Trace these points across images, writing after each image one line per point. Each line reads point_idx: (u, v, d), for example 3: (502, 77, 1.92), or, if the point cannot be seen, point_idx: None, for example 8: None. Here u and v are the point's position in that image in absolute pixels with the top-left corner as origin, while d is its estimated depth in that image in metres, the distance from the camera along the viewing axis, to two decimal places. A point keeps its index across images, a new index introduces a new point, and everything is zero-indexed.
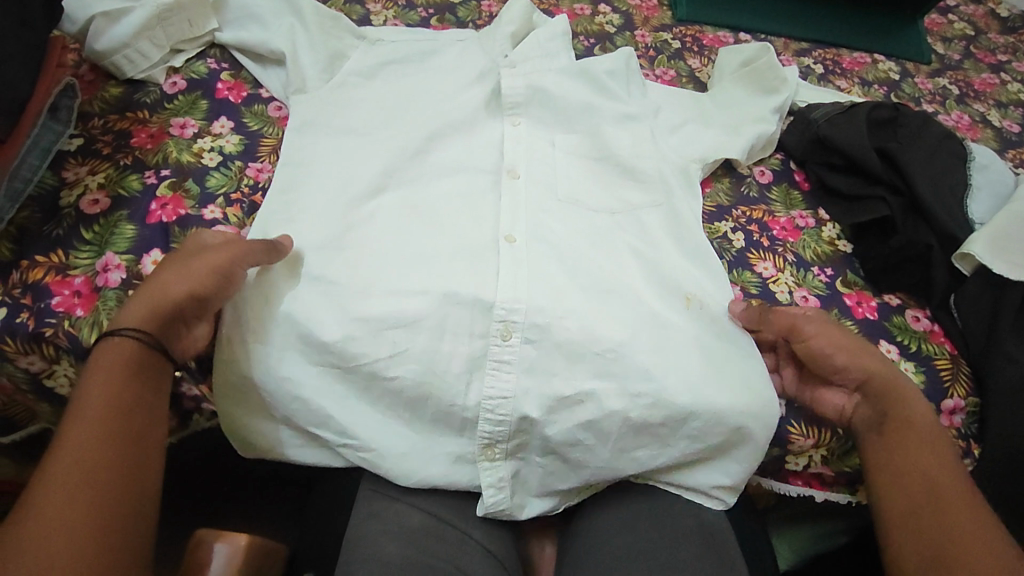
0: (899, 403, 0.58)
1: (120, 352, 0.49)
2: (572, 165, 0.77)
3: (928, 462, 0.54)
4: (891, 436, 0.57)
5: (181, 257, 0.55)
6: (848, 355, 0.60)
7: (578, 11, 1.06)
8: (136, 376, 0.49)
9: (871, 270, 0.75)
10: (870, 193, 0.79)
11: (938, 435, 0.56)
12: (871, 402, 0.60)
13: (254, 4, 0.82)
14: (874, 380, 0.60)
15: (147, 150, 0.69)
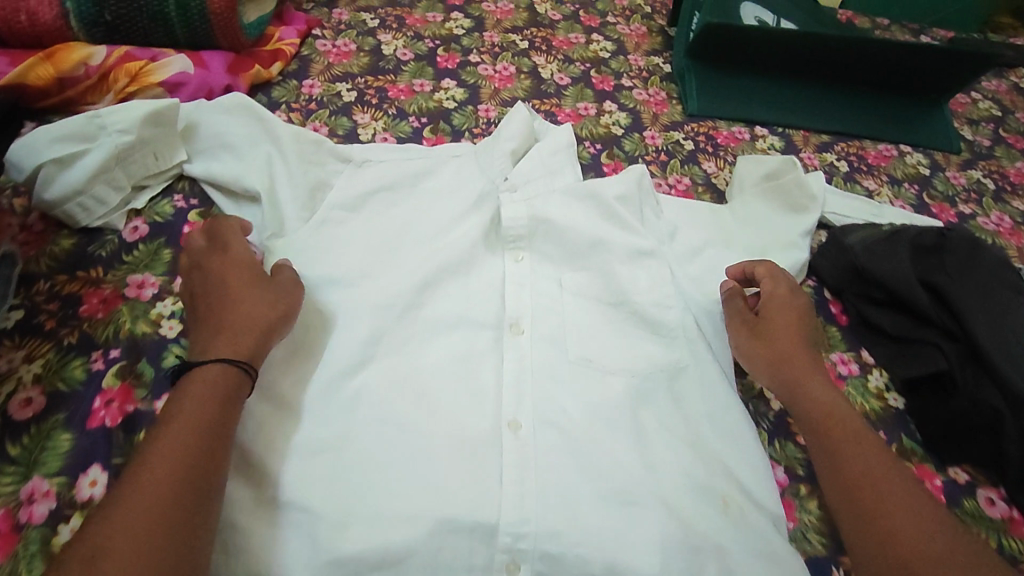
0: (812, 391, 0.61)
1: (217, 370, 0.50)
2: (583, 317, 0.68)
3: (852, 452, 0.56)
4: (818, 432, 0.59)
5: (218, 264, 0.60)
6: (759, 344, 0.66)
7: (582, 112, 1.00)
8: (230, 405, 0.49)
9: (931, 438, 0.66)
10: (921, 336, 0.70)
11: (852, 420, 0.59)
12: (783, 392, 0.63)
13: (228, 132, 0.74)
14: (786, 366, 0.63)
15: (97, 321, 0.60)
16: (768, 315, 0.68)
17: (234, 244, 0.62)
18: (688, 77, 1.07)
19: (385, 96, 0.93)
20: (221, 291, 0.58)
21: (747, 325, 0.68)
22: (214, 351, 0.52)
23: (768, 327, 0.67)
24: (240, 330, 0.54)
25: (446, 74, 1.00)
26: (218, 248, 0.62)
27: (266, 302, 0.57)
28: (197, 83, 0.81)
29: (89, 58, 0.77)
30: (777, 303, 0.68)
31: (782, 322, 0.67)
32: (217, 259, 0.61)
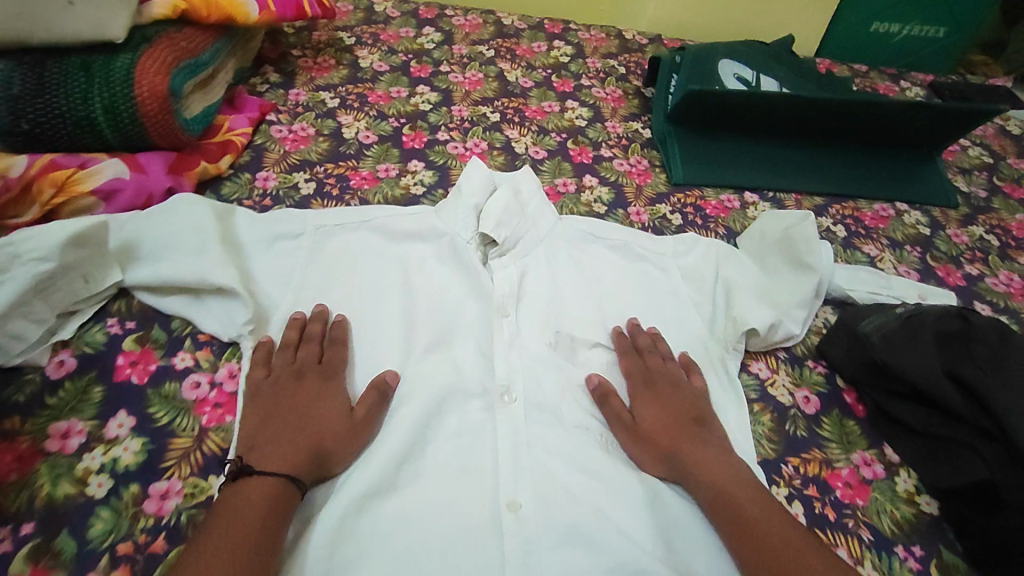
0: (703, 463, 0.60)
1: (272, 483, 0.53)
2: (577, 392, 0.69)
3: (756, 519, 0.55)
4: (716, 510, 0.57)
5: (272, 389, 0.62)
6: (653, 425, 0.65)
7: (561, 189, 0.93)
8: (277, 510, 0.52)
9: (973, 551, 0.60)
10: (950, 436, 0.63)
11: (750, 491, 0.58)
12: (673, 466, 0.62)
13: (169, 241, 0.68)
14: (677, 446, 0.62)
15: (9, 485, 0.53)
16: (644, 403, 0.67)
17: (309, 352, 0.65)
18: (668, 144, 1.02)
19: (347, 186, 0.86)
20: (291, 401, 0.61)
21: (646, 393, 0.68)
22: (273, 462, 0.55)
23: (661, 417, 0.65)
24: (292, 446, 0.57)
25: (413, 155, 0.94)
26: (291, 356, 0.65)
27: (321, 430, 0.59)
28: (134, 188, 0.73)
29: (7, 169, 0.69)
30: (667, 386, 0.68)
31: (665, 422, 0.65)
32: (291, 370, 0.64)
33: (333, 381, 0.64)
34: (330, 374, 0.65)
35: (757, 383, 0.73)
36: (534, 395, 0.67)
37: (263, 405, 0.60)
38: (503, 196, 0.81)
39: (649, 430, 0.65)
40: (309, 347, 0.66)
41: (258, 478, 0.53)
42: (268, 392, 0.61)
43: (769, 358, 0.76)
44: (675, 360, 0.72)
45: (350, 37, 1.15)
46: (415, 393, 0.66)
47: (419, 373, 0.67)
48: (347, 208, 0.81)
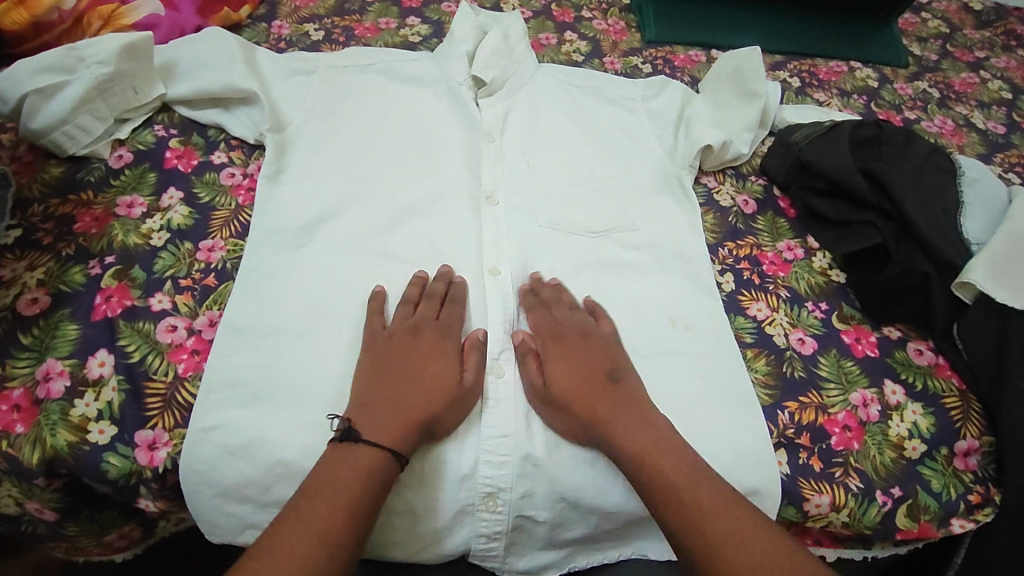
0: (622, 429, 0.57)
1: (367, 452, 0.52)
2: (551, 194, 0.80)
3: (694, 501, 0.52)
4: (639, 469, 0.55)
5: (380, 372, 0.58)
6: (559, 368, 0.61)
7: (543, 41, 1.04)
8: (384, 465, 0.53)
9: (868, 302, 0.71)
10: (859, 218, 0.76)
11: (677, 464, 0.54)
12: (590, 428, 0.58)
13: (204, 60, 0.80)
14: (603, 406, 0.58)
15: (91, 235, 0.65)
16: (558, 346, 0.62)
17: (427, 309, 0.63)
18: (644, 7, 1.12)
19: (352, 34, 0.98)
20: (400, 365, 0.59)
21: (552, 348, 0.63)
22: (373, 429, 0.54)
23: (575, 377, 0.60)
24: (410, 408, 0.56)
25: (411, 13, 1.04)
26: (410, 312, 0.63)
27: (437, 396, 0.57)
28: (169, 25, 0.85)
29: (62, 2, 0.80)
30: (575, 340, 0.63)
31: (574, 381, 0.60)
32: (409, 325, 0.61)
33: (451, 340, 0.62)
34: (448, 331, 0.62)
35: (705, 192, 0.85)
36: (515, 196, 0.78)
37: (383, 362, 0.59)
38: (491, 39, 0.92)
39: (571, 379, 0.60)
40: (429, 302, 0.64)
41: (353, 445, 0.53)
42: (383, 350, 0.60)
43: (717, 175, 0.87)
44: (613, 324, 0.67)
45: None
46: (409, 184, 0.77)
47: (414, 172, 0.79)
48: (355, 51, 0.92)
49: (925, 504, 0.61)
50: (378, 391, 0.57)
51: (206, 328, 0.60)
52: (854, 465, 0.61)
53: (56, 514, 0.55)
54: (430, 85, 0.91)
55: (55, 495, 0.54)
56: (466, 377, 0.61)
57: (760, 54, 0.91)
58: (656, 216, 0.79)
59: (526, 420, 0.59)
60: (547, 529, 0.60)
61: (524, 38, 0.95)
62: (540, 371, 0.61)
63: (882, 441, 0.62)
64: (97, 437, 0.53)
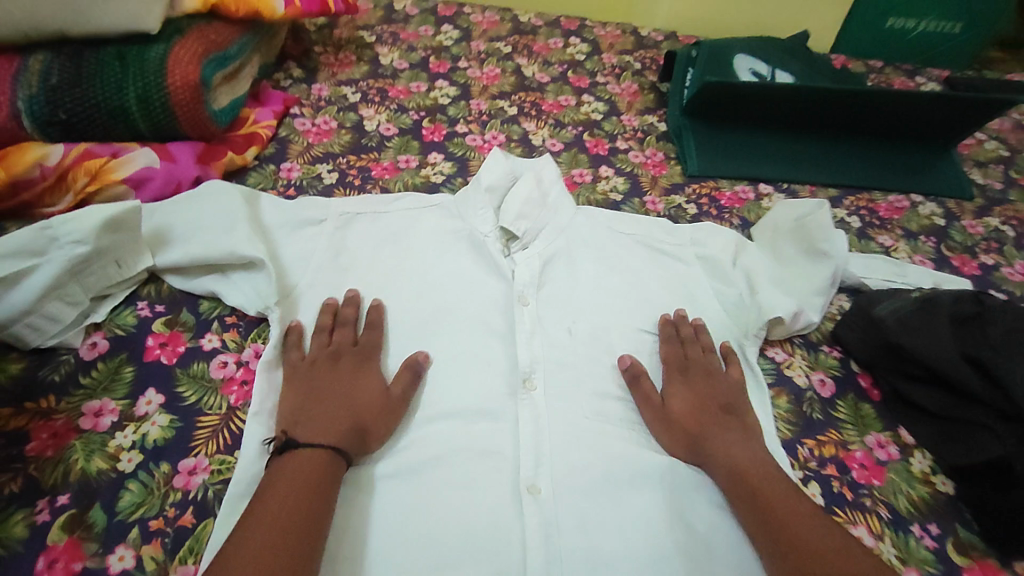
0: (720, 447, 0.61)
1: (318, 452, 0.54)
2: (596, 372, 0.70)
3: (774, 496, 0.55)
4: (736, 487, 0.58)
5: (301, 380, 0.62)
6: (670, 390, 0.67)
7: (578, 179, 0.95)
8: (331, 472, 0.54)
9: (988, 530, 0.60)
10: (967, 417, 0.64)
11: (781, 480, 0.58)
12: (698, 448, 0.62)
13: (204, 220, 0.70)
14: (701, 430, 0.63)
15: (46, 461, 0.54)
16: (672, 369, 0.70)
17: (342, 335, 0.67)
18: (685, 136, 1.03)
19: (369, 176, 0.89)
20: (320, 380, 0.62)
21: (678, 379, 0.69)
22: (315, 434, 0.56)
23: (695, 407, 0.66)
24: (338, 416, 0.58)
25: (433, 147, 0.96)
26: (326, 339, 0.66)
27: (359, 407, 0.60)
28: (163, 177, 0.76)
29: (44, 158, 0.72)
30: (700, 377, 0.69)
31: (692, 410, 0.65)
32: (328, 352, 0.65)
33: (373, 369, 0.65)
34: (367, 356, 0.66)
35: (773, 366, 0.74)
36: (556, 380, 0.68)
37: (304, 387, 0.61)
38: (525, 187, 0.83)
39: (649, 398, 0.67)
40: (343, 330, 0.67)
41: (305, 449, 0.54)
42: (309, 373, 0.63)
43: (783, 344, 0.76)
44: (715, 351, 0.72)
45: (369, 35, 1.17)
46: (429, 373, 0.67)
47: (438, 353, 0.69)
48: (372, 197, 0.83)
49: None
50: (293, 407, 0.59)
51: None
52: None
53: None
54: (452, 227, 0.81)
55: None
56: None
57: (829, 208, 0.82)
58: None
59: None
60: None
61: (558, 182, 0.87)
62: (641, 395, 0.67)
63: None
64: None
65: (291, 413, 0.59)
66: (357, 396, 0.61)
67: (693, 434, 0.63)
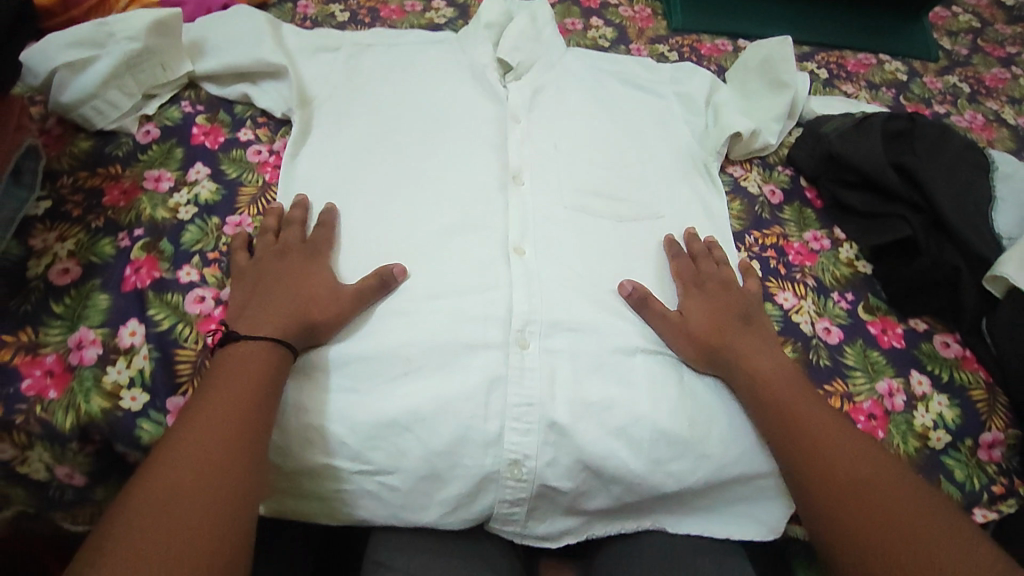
0: (744, 356, 0.63)
1: (256, 367, 0.54)
2: (576, 173, 0.79)
3: (808, 429, 0.58)
4: (768, 415, 0.60)
5: (249, 274, 0.62)
6: (690, 304, 0.68)
7: (569, 27, 1.03)
8: (262, 394, 0.52)
9: (893, 295, 0.71)
10: (889, 210, 0.75)
11: (812, 406, 0.60)
12: (718, 359, 0.64)
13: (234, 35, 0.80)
14: (723, 343, 0.64)
15: (120, 208, 0.66)
16: (688, 283, 0.70)
17: (290, 234, 0.66)
18: None
19: (377, 16, 0.97)
20: (272, 269, 0.63)
21: (694, 292, 0.69)
22: (260, 325, 0.58)
23: (712, 315, 0.66)
24: (284, 309, 0.59)
25: None
26: (273, 240, 0.65)
27: (306, 297, 0.61)
28: (196, 5, 0.86)
29: None
30: (715, 288, 0.69)
31: (711, 318, 0.66)
32: (274, 250, 0.64)
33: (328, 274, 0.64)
34: (317, 252, 0.66)
35: (731, 180, 0.83)
36: (543, 176, 0.78)
37: (260, 277, 0.62)
38: (520, 22, 0.91)
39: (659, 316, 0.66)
40: (290, 231, 0.66)
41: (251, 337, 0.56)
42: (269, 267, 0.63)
43: (744, 164, 0.85)
44: (727, 262, 0.72)
45: None
46: (426, 171, 0.75)
47: (434, 155, 0.77)
48: (380, 32, 0.92)
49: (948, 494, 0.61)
50: (242, 296, 0.60)
51: None
52: None
53: (84, 480, 0.59)
54: (452, 57, 0.90)
55: (86, 459, 0.57)
56: (494, 348, 0.63)
57: (791, 45, 0.90)
58: (683, 205, 0.78)
59: (552, 392, 0.61)
60: (568, 500, 0.62)
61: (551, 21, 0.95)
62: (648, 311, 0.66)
63: (907, 431, 0.63)
64: (130, 403, 0.56)
65: (241, 309, 0.60)
66: (307, 291, 0.61)
67: (712, 349, 0.64)
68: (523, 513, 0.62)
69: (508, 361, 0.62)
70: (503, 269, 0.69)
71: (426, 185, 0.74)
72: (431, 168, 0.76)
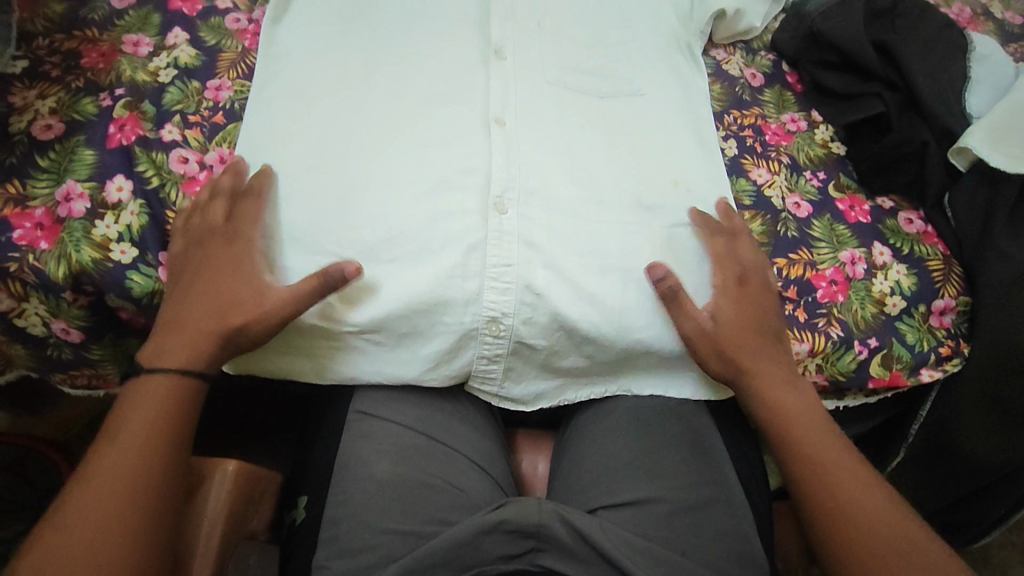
0: (776, 391, 0.60)
1: (160, 385, 0.52)
2: (561, 51, 0.78)
3: (836, 477, 0.56)
4: (795, 462, 0.57)
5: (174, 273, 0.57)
6: (728, 306, 0.62)
7: None
8: (166, 419, 0.52)
9: (864, 171, 0.73)
10: (865, 90, 0.75)
11: (837, 449, 0.57)
12: (744, 384, 0.61)
13: None
14: (749, 354, 0.60)
15: (99, 70, 0.65)
16: (730, 276, 0.64)
17: (212, 211, 0.58)
18: None
19: None
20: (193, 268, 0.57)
21: (729, 288, 0.63)
22: (175, 356, 0.54)
23: (739, 322, 0.62)
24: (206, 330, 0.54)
25: None
26: (196, 218, 0.59)
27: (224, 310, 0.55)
28: None
29: None
30: (753, 292, 0.63)
31: (742, 324, 0.61)
32: (192, 239, 0.58)
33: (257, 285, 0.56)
34: (235, 234, 0.58)
35: (714, 63, 0.83)
36: (525, 53, 0.76)
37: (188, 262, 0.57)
38: None
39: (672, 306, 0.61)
40: (212, 207, 0.59)
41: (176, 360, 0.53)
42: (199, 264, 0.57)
43: (727, 47, 0.86)
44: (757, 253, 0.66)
45: None
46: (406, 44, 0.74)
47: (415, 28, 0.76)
48: None
49: (898, 355, 0.65)
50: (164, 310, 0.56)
51: (217, 163, 0.63)
52: (836, 315, 0.65)
53: (81, 336, 0.59)
54: None
55: (81, 312, 0.58)
56: (473, 212, 0.62)
57: None
58: (662, 83, 0.77)
59: (529, 254, 0.61)
60: (543, 357, 0.62)
61: None
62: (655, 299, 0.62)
63: (864, 296, 0.66)
64: (120, 256, 0.57)
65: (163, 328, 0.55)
66: (229, 296, 0.56)
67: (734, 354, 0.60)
68: (499, 371, 0.63)
69: (487, 223, 0.62)
70: (483, 139, 0.67)
71: (405, 56, 0.72)
72: (412, 41, 0.74)
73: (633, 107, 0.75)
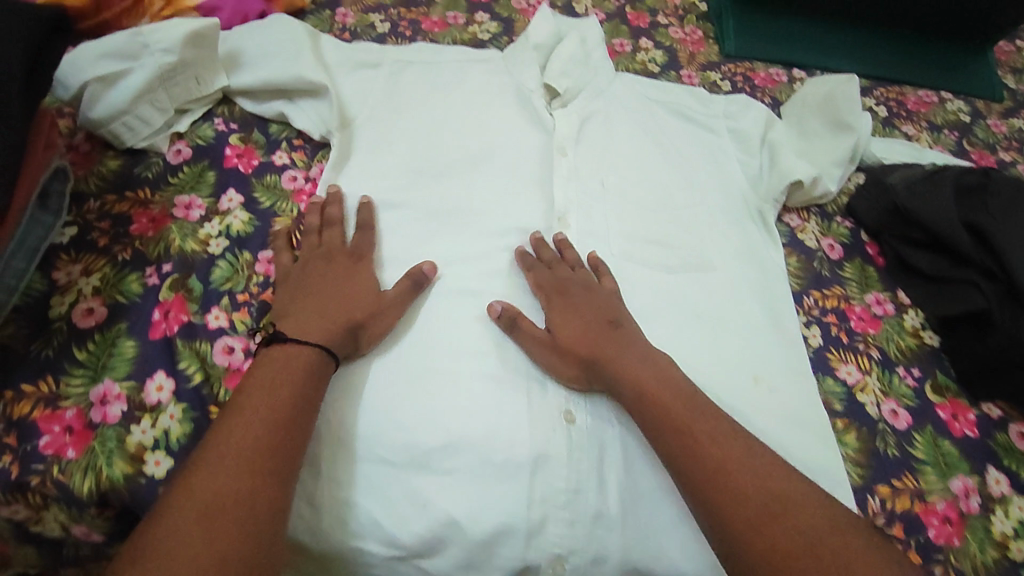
0: (699, 421, 0.52)
1: (307, 352, 0.53)
2: (624, 216, 0.75)
3: (742, 489, 0.47)
4: (702, 481, 0.49)
5: (300, 274, 0.61)
6: (563, 319, 0.61)
7: (617, 49, 0.96)
8: (313, 377, 0.52)
9: (965, 373, 0.67)
10: (960, 275, 0.69)
11: (746, 456, 0.50)
12: (595, 374, 0.57)
13: (269, 44, 0.75)
14: (606, 355, 0.57)
15: (148, 239, 0.62)
16: (561, 307, 0.62)
17: (331, 236, 0.64)
18: (725, 17, 1.04)
19: (418, 29, 0.91)
20: (324, 275, 0.60)
21: (556, 300, 0.63)
22: (306, 328, 0.55)
23: (581, 334, 0.59)
24: (335, 316, 0.57)
25: (479, 8, 0.97)
26: (316, 240, 0.64)
27: (353, 304, 0.58)
28: (231, 9, 0.81)
29: None
30: (580, 295, 0.63)
31: (578, 333, 0.59)
32: (319, 253, 0.62)
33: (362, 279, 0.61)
34: (362, 259, 0.63)
35: (788, 231, 0.78)
36: (588, 220, 0.74)
37: (297, 280, 0.60)
38: (568, 46, 0.86)
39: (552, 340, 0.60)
40: (333, 232, 0.64)
41: (296, 346, 0.53)
42: (300, 275, 0.61)
43: (801, 211, 0.80)
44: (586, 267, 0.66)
45: None
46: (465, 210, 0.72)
47: (477, 190, 0.74)
48: (423, 47, 0.86)
49: None
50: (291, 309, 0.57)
51: None
52: (954, 563, 0.57)
53: (103, 537, 0.53)
54: (495, 78, 0.85)
55: (105, 522, 0.52)
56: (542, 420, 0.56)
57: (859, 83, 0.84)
58: (733, 256, 0.73)
59: (599, 475, 0.55)
60: None
61: (598, 38, 0.90)
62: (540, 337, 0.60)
63: (984, 539, 0.58)
64: (153, 469, 0.51)
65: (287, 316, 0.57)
66: (342, 286, 0.60)
67: (592, 365, 0.57)
68: None
69: (555, 433, 0.56)
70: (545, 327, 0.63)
71: (469, 227, 0.70)
72: (474, 209, 0.72)
73: (702, 283, 0.70)
